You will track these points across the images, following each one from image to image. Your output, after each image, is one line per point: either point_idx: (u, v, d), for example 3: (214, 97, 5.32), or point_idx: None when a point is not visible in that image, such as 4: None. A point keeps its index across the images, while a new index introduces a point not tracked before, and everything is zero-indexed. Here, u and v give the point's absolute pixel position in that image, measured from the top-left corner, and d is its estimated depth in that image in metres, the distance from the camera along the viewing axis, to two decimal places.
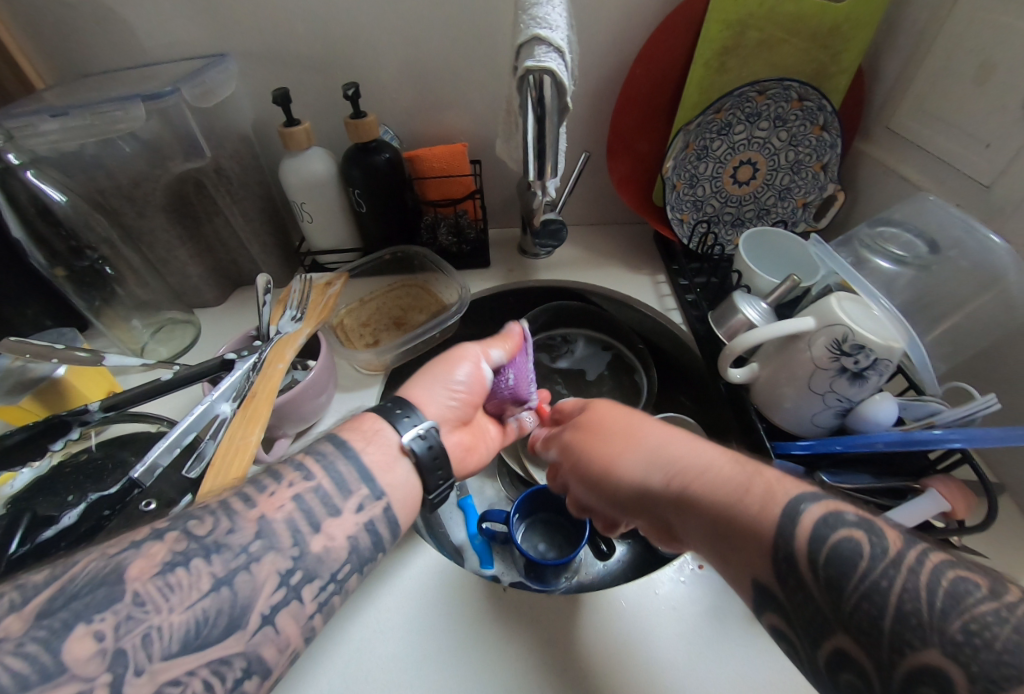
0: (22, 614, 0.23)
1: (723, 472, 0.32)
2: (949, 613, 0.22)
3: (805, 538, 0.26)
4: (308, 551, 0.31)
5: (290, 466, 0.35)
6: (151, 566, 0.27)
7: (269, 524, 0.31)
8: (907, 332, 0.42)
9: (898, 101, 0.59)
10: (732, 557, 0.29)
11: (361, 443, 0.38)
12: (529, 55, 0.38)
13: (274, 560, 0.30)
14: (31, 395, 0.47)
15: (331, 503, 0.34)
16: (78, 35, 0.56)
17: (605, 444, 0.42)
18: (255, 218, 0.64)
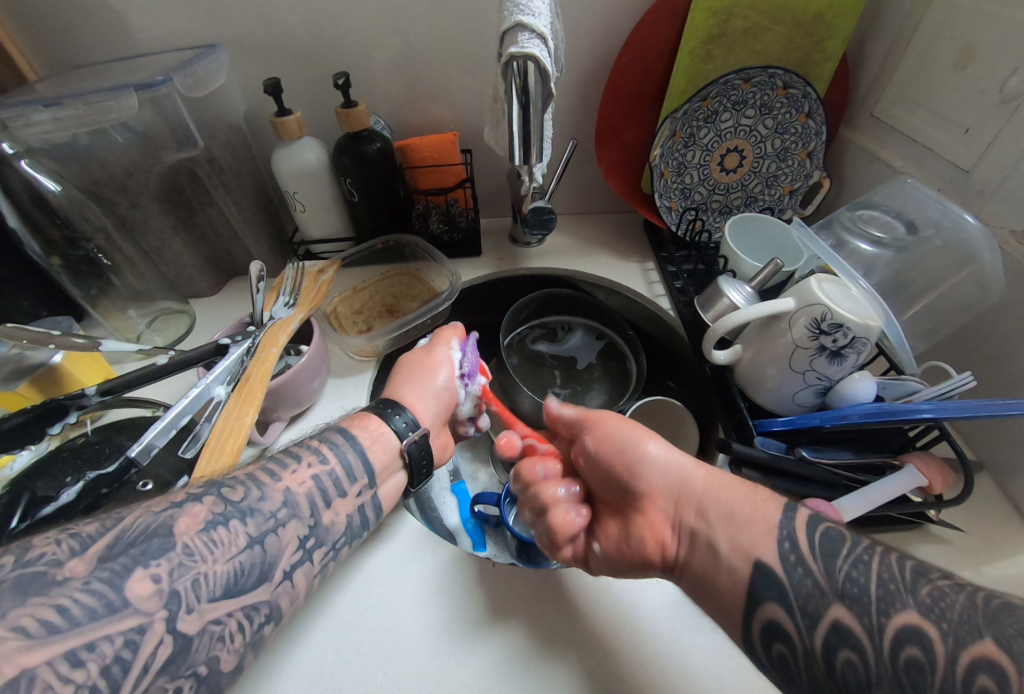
0: (85, 557, 0.25)
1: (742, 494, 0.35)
2: None
3: None
4: (322, 521, 0.34)
5: (307, 445, 0.36)
6: (196, 522, 0.29)
7: (293, 496, 0.33)
8: (885, 312, 0.43)
9: (882, 89, 0.60)
10: (742, 542, 0.33)
11: (368, 441, 0.38)
12: (513, 41, 0.39)
13: (295, 526, 0.32)
14: (27, 381, 0.48)
15: (342, 484, 0.35)
16: (68, 25, 0.57)
17: (640, 429, 0.41)
18: (248, 208, 0.65)
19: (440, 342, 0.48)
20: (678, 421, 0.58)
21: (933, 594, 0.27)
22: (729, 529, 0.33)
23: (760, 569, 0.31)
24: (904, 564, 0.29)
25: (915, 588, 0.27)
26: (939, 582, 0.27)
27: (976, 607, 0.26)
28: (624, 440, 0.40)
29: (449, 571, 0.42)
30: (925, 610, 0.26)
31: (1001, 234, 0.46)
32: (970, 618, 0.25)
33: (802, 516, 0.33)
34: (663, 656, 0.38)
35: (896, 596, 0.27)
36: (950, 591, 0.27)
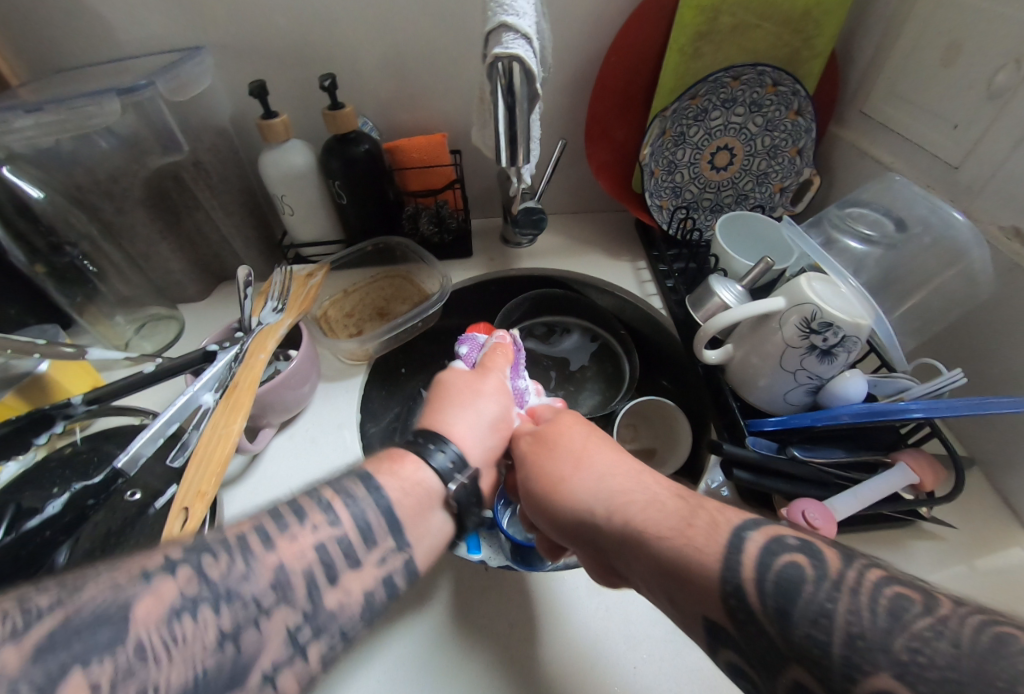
0: (21, 645, 0.20)
1: (666, 506, 0.31)
2: (893, 630, 0.20)
3: (749, 568, 0.25)
4: (321, 604, 0.27)
5: (318, 501, 0.31)
6: (160, 606, 0.23)
7: (287, 575, 0.27)
8: (874, 310, 0.43)
9: (871, 85, 0.60)
10: (681, 598, 0.27)
11: (397, 493, 0.33)
12: (497, 42, 0.39)
13: (285, 614, 0.26)
14: (12, 392, 0.47)
15: (352, 554, 0.29)
16: (50, 30, 0.56)
17: (555, 461, 0.39)
18: (235, 212, 0.64)
19: (491, 370, 0.46)
20: (670, 421, 0.58)
21: (911, 647, 0.19)
22: (656, 584, 0.29)
23: (709, 623, 0.25)
24: (877, 598, 0.21)
25: (888, 639, 0.20)
26: (917, 626, 0.20)
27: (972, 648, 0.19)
28: (535, 476, 0.39)
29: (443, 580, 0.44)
30: (897, 670, 0.19)
31: (990, 230, 0.46)
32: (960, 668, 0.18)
33: (752, 551, 0.25)
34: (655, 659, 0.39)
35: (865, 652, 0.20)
36: (932, 634, 0.20)
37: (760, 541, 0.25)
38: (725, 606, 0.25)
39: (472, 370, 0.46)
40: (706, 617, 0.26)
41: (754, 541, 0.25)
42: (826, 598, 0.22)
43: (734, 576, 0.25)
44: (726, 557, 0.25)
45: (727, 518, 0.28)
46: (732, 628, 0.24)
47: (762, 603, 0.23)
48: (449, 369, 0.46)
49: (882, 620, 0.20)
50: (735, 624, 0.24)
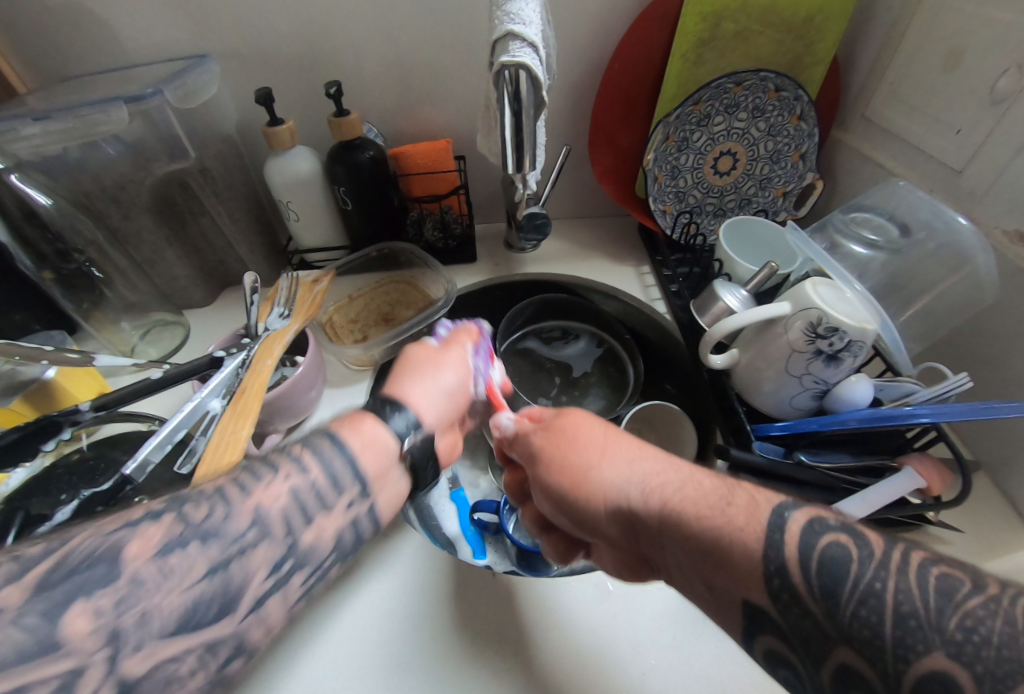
0: (22, 585, 0.21)
1: (702, 487, 0.31)
2: (945, 611, 0.21)
3: (794, 545, 0.25)
4: (300, 540, 0.29)
5: (288, 454, 0.31)
6: (151, 544, 0.24)
7: (265, 515, 0.28)
8: (879, 315, 0.43)
9: (873, 90, 0.60)
10: (722, 584, 0.28)
11: (358, 445, 0.33)
12: (503, 51, 0.39)
13: (267, 550, 0.27)
14: (20, 397, 0.49)
15: (326, 498, 0.31)
16: (57, 39, 0.57)
17: (580, 451, 0.39)
18: (241, 219, 0.65)
19: (454, 343, 0.44)
20: (675, 425, 0.58)
21: (965, 627, 0.20)
22: (697, 567, 0.29)
23: (750, 605, 0.27)
24: (926, 579, 0.22)
25: (941, 620, 0.21)
26: (968, 605, 0.21)
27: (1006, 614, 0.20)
28: (560, 470, 0.39)
29: (450, 579, 0.43)
30: (951, 649, 0.20)
31: (993, 234, 0.47)
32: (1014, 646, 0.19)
33: (795, 529, 0.26)
34: (662, 661, 0.38)
35: (919, 632, 0.21)
36: (983, 613, 0.21)
37: (802, 520, 0.26)
38: (768, 588, 0.25)
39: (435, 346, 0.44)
40: (749, 602, 0.27)
41: (796, 521, 0.26)
42: (874, 578, 0.23)
43: (778, 556, 0.25)
44: (768, 536, 0.26)
45: (765, 497, 0.28)
46: (776, 612, 0.25)
47: (808, 584, 0.24)
48: (414, 345, 0.44)
49: (934, 599, 0.22)
50: (778, 608, 0.25)
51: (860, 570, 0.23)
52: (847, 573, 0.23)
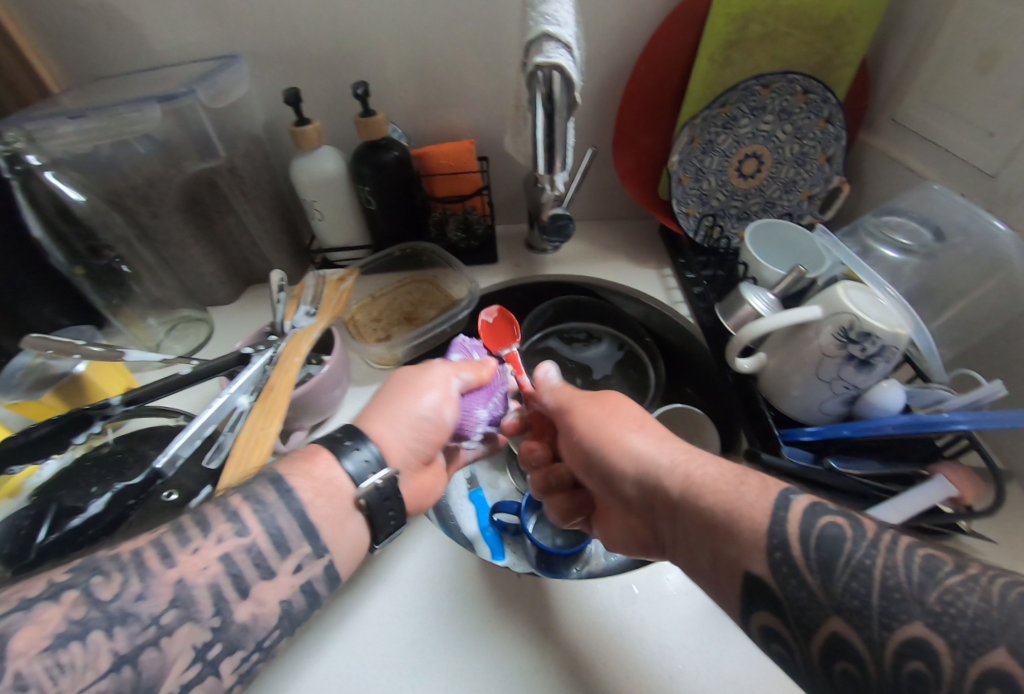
0: None
1: (718, 468, 0.34)
2: (927, 586, 0.23)
3: (797, 520, 0.28)
4: (233, 619, 0.29)
5: (224, 511, 0.31)
6: (41, 634, 0.24)
7: (187, 591, 0.28)
8: (912, 319, 0.43)
9: (903, 93, 0.59)
10: (728, 552, 0.30)
11: (309, 493, 0.33)
12: (538, 52, 0.39)
13: (190, 632, 0.27)
14: (52, 391, 0.50)
15: (268, 562, 0.31)
16: (88, 38, 0.58)
17: (618, 421, 0.41)
18: (267, 218, 0.65)
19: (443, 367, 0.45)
20: (698, 429, 0.57)
21: (943, 600, 0.23)
22: (707, 536, 0.31)
23: (751, 579, 0.28)
24: (912, 559, 0.25)
25: (923, 593, 0.23)
26: (948, 582, 0.23)
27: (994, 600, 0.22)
28: (597, 433, 0.41)
29: (475, 577, 0.43)
30: (930, 619, 0.22)
31: None
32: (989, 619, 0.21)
33: (798, 508, 0.29)
34: (691, 666, 0.38)
35: (902, 605, 0.23)
36: (962, 589, 0.23)
37: (806, 502, 0.29)
38: (770, 559, 0.28)
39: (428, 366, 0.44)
40: (749, 572, 0.29)
41: (800, 502, 0.29)
42: (865, 555, 0.25)
43: (781, 530, 0.28)
44: (774, 512, 0.29)
45: (772, 482, 0.31)
46: (775, 584, 0.27)
47: (806, 556, 0.27)
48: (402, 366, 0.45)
49: (917, 577, 0.24)
50: (777, 579, 0.27)
51: (851, 548, 0.26)
52: (843, 551, 0.26)
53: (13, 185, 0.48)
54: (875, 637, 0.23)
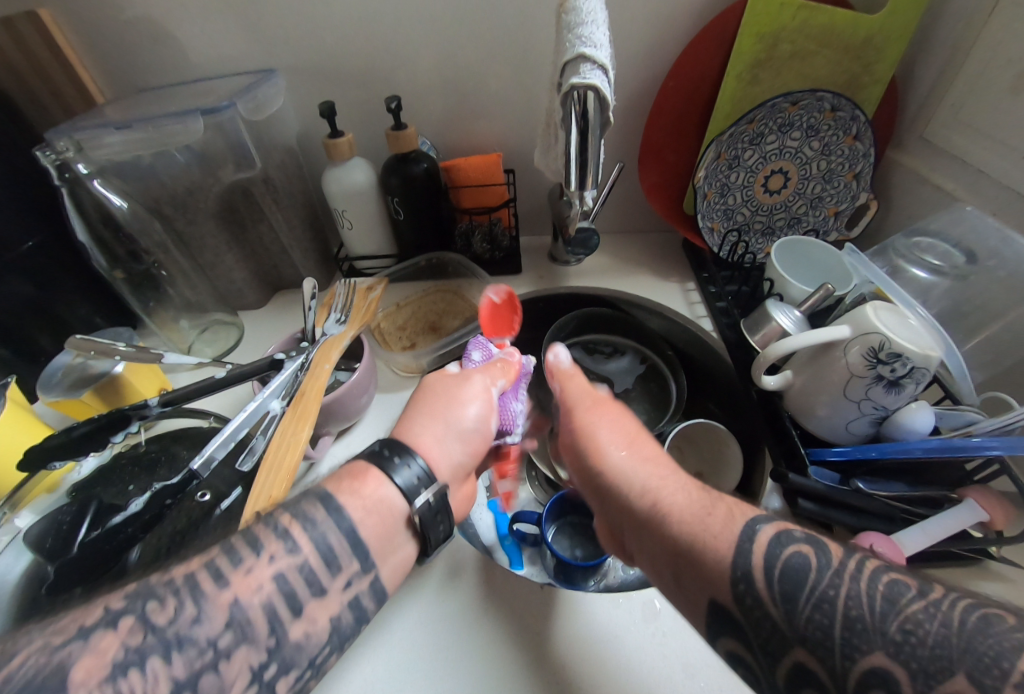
0: None
1: (687, 495, 0.34)
2: (888, 615, 0.24)
3: (761, 554, 0.28)
4: (286, 639, 0.28)
5: (274, 528, 0.31)
6: (99, 665, 0.23)
7: (243, 612, 0.27)
8: (944, 342, 0.42)
9: (933, 111, 0.59)
10: (690, 582, 0.30)
11: (359, 512, 0.33)
12: (574, 72, 0.40)
13: (247, 654, 0.27)
14: (91, 390, 0.52)
15: (318, 580, 0.30)
16: (135, 51, 0.60)
17: (608, 433, 0.41)
18: (297, 226, 0.67)
19: (479, 375, 0.45)
20: (719, 444, 0.57)
21: (903, 629, 0.23)
22: (670, 563, 0.32)
23: (716, 605, 0.29)
24: (876, 587, 0.25)
25: (885, 623, 0.24)
26: (910, 609, 0.24)
27: (951, 630, 0.23)
28: (585, 442, 0.41)
29: (493, 589, 0.43)
30: (891, 649, 0.23)
31: None
32: (944, 646, 0.22)
33: (763, 539, 0.29)
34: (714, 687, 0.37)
35: (861, 631, 0.24)
36: (922, 618, 0.23)
37: (771, 532, 0.29)
38: (734, 592, 0.28)
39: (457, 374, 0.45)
40: (714, 601, 0.29)
41: (765, 533, 0.29)
42: (829, 585, 0.26)
43: (746, 563, 0.28)
44: (739, 544, 0.29)
45: (743, 512, 0.31)
46: (740, 613, 0.28)
47: (770, 590, 0.27)
48: (436, 374, 0.45)
49: (880, 605, 0.24)
50: (741, 609, 0.28)
51: (816, 580, 0.26)
52: (806, 583, 0.26)
53: (63, 192, 0.50)
54: (836, 666, 0.24)
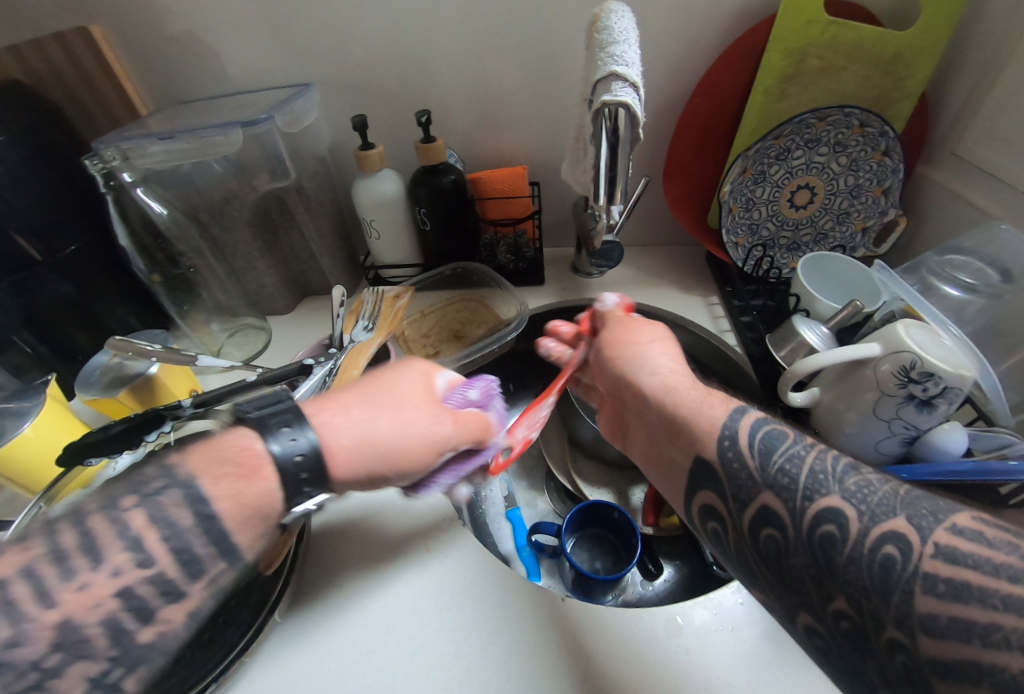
0: None
1: (693, 387, 0.40)
2: (847, 475, 0.30)
3: (747, 422, 0.35)
4: (134, 642, 0.25)
5: (121, 530, 0.25)
6: None
7: (76, 632, 0.23)
8: (979, 361, 0.41)
9: (965, 127, 0.58)
10: (682, 439, 0.37)
11: (237, 506, 0.27)
12: (605, 90, 0.41)
13: (81, 670, 0.23)
14: (127, 390, 0.53)
15: (177, 585, 0.26)
16: (179, 66, 0.63)
17: (636, 337, 0.46)
18: (326, 234, 0.69)
19: (449, 422, 0.35)
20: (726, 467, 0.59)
21: (859, 485, 0.29)
22: (667, 424, 0.39)
23: (702, 461, 0.35)
24: (838, 460, 0.31)
25: (843, 477, 0.30)
26: (866, 475, 0.30)
27: (897, 495, 0.28)
28: (612, 342, 0.47)
29: (509, 598, 0.41)
30: (846, 494, 0.29)
31: None
32: (889, 501, 0.28)
33: (751, 415, 0.36)
34: None
35: (823, 483, 0.30)
36: (876, 481, 0.29)
37: (759, 413, 0.36)
38: (719, 446, 0.35)
39: (440, 392, 0.37)
40: (701, 457, 0.36)
41: (754, 412, 0.36)
42: (801, 449, 0.32)
43: (733, 426, 0.35)
44: (729, 414, 0.36)
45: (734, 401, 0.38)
46: (722, 467, 0.34)
47: (751, 446, 0.34)
48: (410, 374, 0.37)
49: (841, 467, 0.31)
50: (725, 465, 0.34)
51: (790, 445, 0.33)
52: (778, 449, 0.33)
53: (108, 199, 0.53)
54: (796, 506, 0.30)
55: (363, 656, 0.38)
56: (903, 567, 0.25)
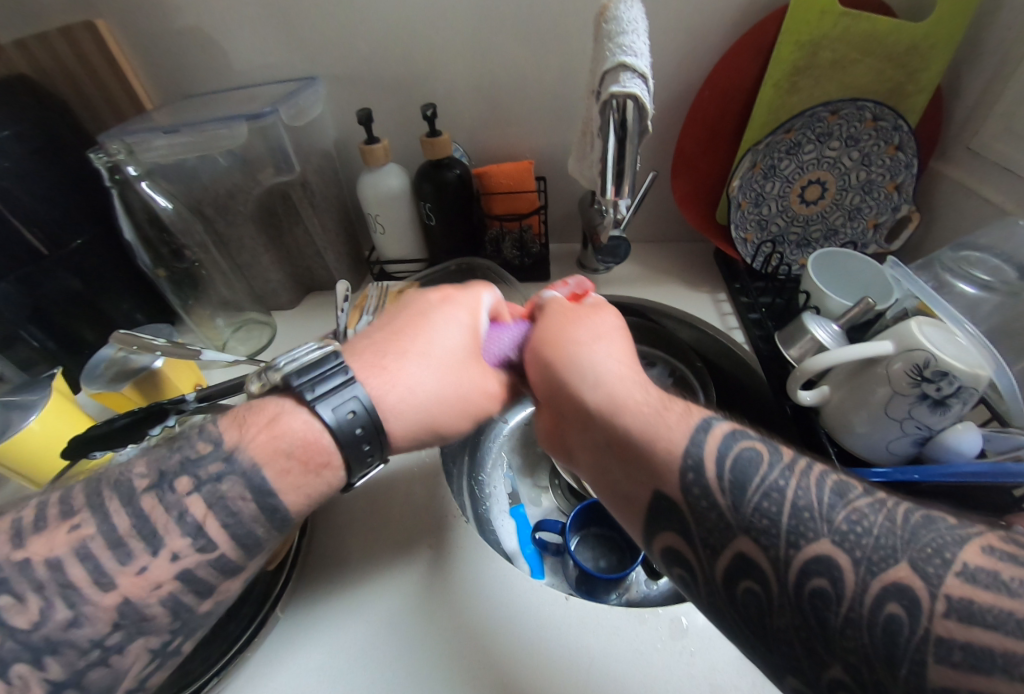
0: None
1: (645, 398, 0.35)
2: (835, 506, 0.26)
3: (714, 442, 0.31)
4: (198, 610, 0.29)
5: (180, 516, 0.28)
6: None
7: (136, 609, 0.27)
8: (995, 360, 0.40)
9: (981, 121, 0.57)
10: (637, 470, 0.32)
11: (285, 489, 0.30)
12: (613, 81, 0.40)
13: (145, 642, 0.27)
14: (131, 384, 0.53)
15: (230, 563, 0.29)
16: (184, 59, 0.63)
17: (578, 333, 0.40)
18: (331, 229, 0.69)
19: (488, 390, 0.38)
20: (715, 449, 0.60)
21: (850, 520, 0.25)
22: (614, 448, 0.33)
23: (661, 499, 0.31)
24: (824, 482, 0.28)
25: (832, 514, 0.26)
26: (856, 503, 0.26)
27: (895, 528, 0.25)
28: (553, 336, 0.41)
29: (515, 598, 0.40)
30: (836, 537, 0.25)
31: None
32: (887, 540, 0.24)
33: (717, 432, 0.31)
34: None
35: (810, 525, 0.26)
36: (868, 512, 0.26)
37: (726, 427, 0.31)
38: (682, 479, 0.30)
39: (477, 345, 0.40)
40: (660, 493, 0.31)
41: (720, 428, 0.31)
42: (779, 477, 0.28)
43: (696, 452, 0.30)
44: (692, 435, 0.31)
45: (700, 411, 0.33)
46: (687, 506, 0.29)
47: (720, 478, 0.29)
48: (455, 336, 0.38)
49: (827, 497, 0.27)
50: (688, 502, 0.29)
51: (765, 472, 0.28)
52: (755, 473, 0.29)
53: (113, 194, 0.53)
54: (780, 556, 0.26)
55: (364, 661, 0.37)
56: (911, 634, 0.22)
